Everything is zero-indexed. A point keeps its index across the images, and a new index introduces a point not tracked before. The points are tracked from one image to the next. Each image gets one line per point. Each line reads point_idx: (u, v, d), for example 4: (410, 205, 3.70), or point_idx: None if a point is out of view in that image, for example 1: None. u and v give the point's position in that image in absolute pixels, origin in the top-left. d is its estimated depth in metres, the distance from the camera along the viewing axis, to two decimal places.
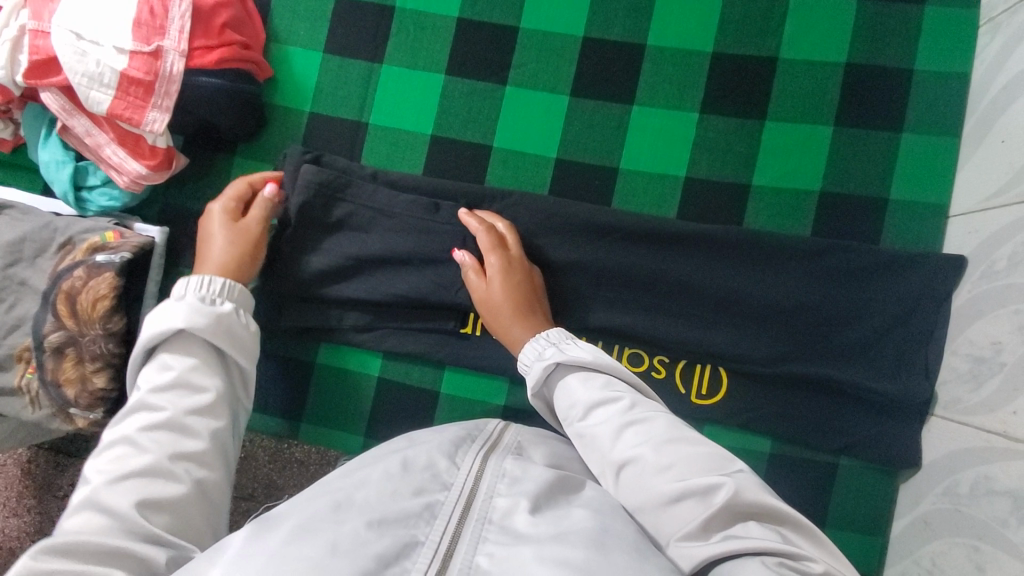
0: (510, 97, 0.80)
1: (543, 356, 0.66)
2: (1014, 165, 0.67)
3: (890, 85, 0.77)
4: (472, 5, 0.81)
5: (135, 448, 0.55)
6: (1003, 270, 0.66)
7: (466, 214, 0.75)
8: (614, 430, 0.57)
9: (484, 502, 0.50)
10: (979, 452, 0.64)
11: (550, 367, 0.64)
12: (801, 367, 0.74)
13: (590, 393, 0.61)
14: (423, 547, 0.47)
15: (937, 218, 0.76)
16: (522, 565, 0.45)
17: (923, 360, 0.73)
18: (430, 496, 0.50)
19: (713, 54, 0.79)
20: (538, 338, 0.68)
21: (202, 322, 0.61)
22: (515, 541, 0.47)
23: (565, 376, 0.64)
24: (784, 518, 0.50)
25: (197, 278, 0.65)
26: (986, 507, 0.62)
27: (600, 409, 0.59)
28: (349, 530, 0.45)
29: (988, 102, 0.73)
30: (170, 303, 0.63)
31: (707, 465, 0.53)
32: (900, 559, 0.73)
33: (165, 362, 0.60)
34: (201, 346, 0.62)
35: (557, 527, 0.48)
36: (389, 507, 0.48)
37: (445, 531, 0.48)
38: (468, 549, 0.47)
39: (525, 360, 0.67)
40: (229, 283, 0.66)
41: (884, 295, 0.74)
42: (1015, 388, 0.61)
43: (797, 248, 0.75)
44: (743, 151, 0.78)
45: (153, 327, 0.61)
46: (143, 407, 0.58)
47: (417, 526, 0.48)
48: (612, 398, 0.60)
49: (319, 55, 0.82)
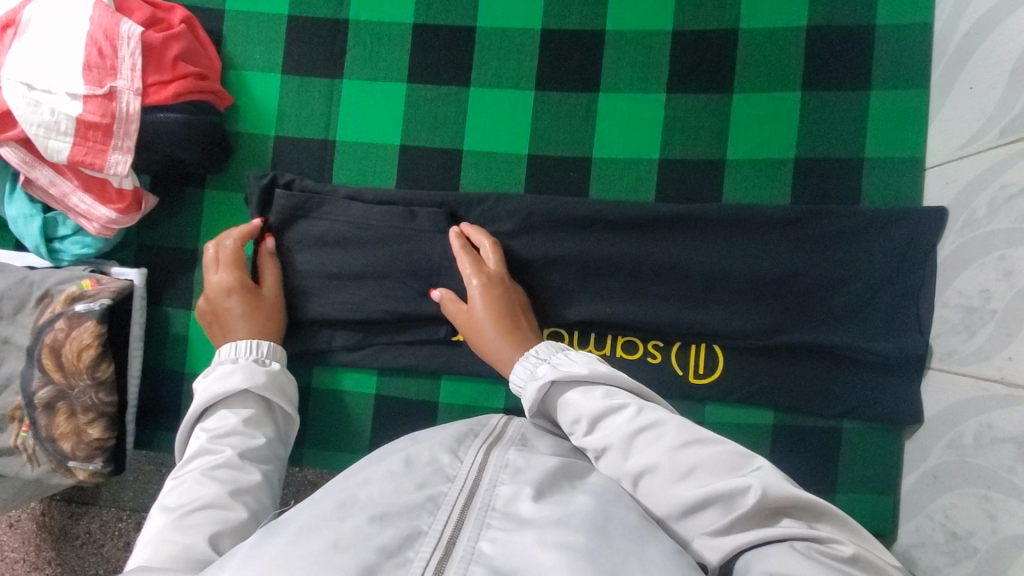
0: (475, 97, 0.79)
1: (536, 375, 0.63)
2: (985, 111, 0.66)
3: (853, 43, 0.76)
4: (427, 8, 0.80)
5: (198, 486, 0.55)
6: (984, 218, 0.66)
7: (456, 234, 0.75)
8: (626, 440, 0.55)
9: (487, 491, 0.50)
10: (980, 401, 0.64)
11: (546, 386, 0.61)
12: (793, 336, 0.74)
13: (592, 404, 0.58)
14: (427, 535, 0.46)
15: (914, 171, 0.76)
16: (524, 549, 0.45)
17: (915, 315, 0.73)
18: (434, 489, 0.50)
19: (673, 32, 0.78)
20: (527, 355, 0.66)
21: (262, 379, 0.65)
22: (518, 526, 0.47)
23: (564, 392, 0.61)
24: (820, 513, 0.48)
25: (247, 342, 0.68)
26: (991, 455, 0.62)
27: (604, 420, 0.57)
28: (354, 521, 0.45)
29: (953, 52, 0.72)
30: (226, 366, 0.65)
31: (726, 468, 0.51)
32: (914, 515, 0.73)
33: (222, 414, 0.62)
34: (255, 399, 0.64)
35: (560, 511, 0.48)
36: (392, 502, 0.47)
37: (448, 519, 0.47)
38: (471, 536, 0.46)
39: (519, 380, 0.65)
40: (274, 345, 0.70)
41: (869, 254, 0.74)
42: (1008, 334, 0.61)
43: (779, 216, 0.75)
44: (713, 126, 0.78)
45: (210, 383, 0.63)
46: (203, 452, 0.58)
47: (420, 516, 0.47)
48: (618, 406, 0.57)
49: (277, 77, 0.80)
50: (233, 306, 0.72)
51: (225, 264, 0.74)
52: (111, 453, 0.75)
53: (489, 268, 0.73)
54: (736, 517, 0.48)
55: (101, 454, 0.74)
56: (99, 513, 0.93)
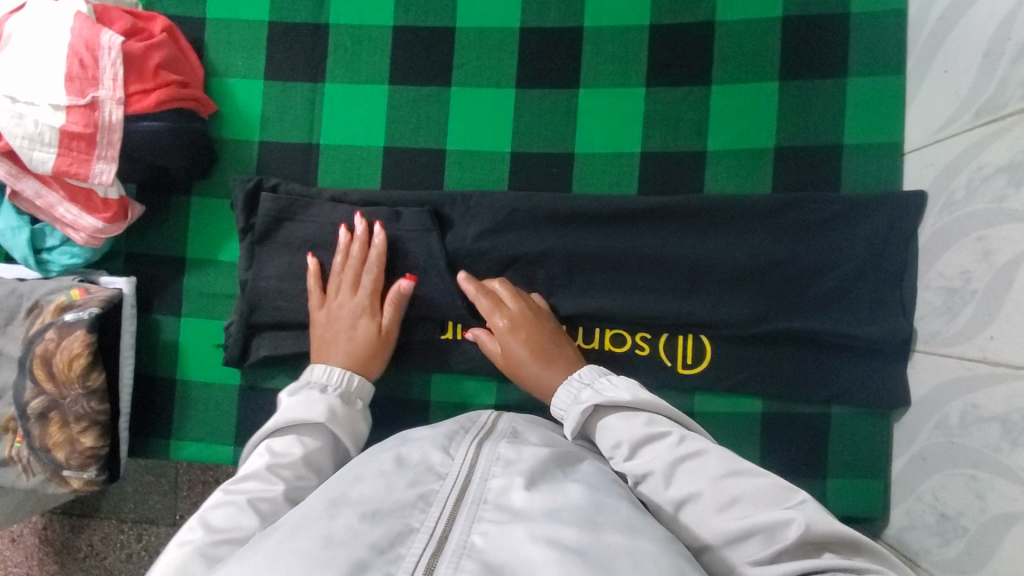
0: (456, 97, 0.80)
1: (580, 400, 0.64)
2: (960, 94, 0.67)
3: (828, 31, 0.77)
4: (405, 10, 0.80)
5: (241, 514, 0.53)
6: (962, 200, 0.66)
7: (465, 280, 0.75)
8: (667, 468, 0.54)
9: (479, 484, 0.50)
10: (964, 381, 0.65)
11: (588, 412, 0.62)
12: (779, 325, 0.75)
13: (633, 431, 0.58)
14: (418, 532, 0.46)
15: (893, 156, 0.76)
16: (516, 541, 0.45)
17: (899, 299, 0.73)
18: (425, 487, 0.50)
19: (650, 26, 0.79)
20: (571, 380, 0.67)
21: (340, 418, 0.65)
22: (509, 517, 0.47)
23: (604, 418, 0.61)
24: (858, 547, 0.47)
25: (341, 371, 0.71)
26: (977, 435, 0.62)
27: (647, 446, 0.56)
28: (346, 517, 0.46)
29: (928, 37, 0.73)
30: (315, 395, 0.66)
31: (770, 500, 0.50)
32: (904, 497, 0.74)
33: (293, 441, 0.62)
34: (327, 436, 0.64)
35: (552, 502, 0.48)
36: (383, 500, 0.48)
37: (440, 515, 0.47)
38: (463, 529, 0.46)
39: (562, 405, 0.66)
40: (360, 382, 0.71)
41: (852, 240, 0.74)
42: (988, 314, 0.61)
43: (761, 205, 0.75)
44: (694, 118, 0.78)
45: (294, 410, 0.63)
46: (258, 477, 0.57)
47: (412, 514, 0.47)
48: (658, 434, 0.57)
49: (260, 83, 0.81)
50: (359, 332, 0.74)
51: (346, 287, 0.75)
52: (106, 461, 0.75)
53: (509, 308, 0.73)
54: (779, 551, 0.46)
55: (96, 462, 0.75)
56: (100, 526, 0.93)
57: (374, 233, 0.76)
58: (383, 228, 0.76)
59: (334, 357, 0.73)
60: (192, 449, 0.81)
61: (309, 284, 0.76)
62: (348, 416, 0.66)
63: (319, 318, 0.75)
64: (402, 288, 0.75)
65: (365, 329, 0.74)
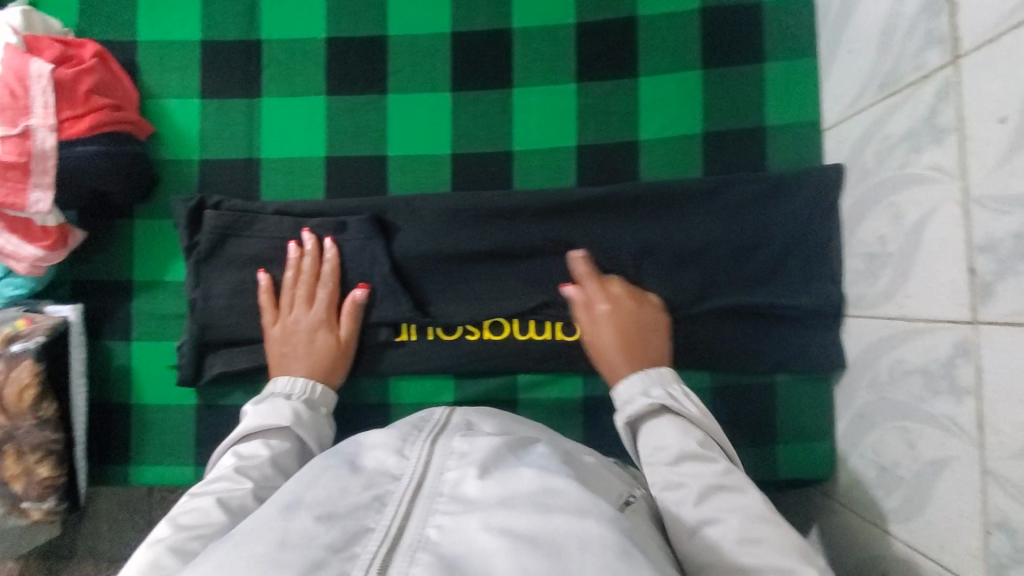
0: (393, 104, 0.82)
1: (649, 393, 0.67)
2: (864, 71, 0.71)
3: (743, 20, 0.81)
4: (337, 23, 0.82)
5: (210, 511, 0.58)
6: (873, 168, 0.70)
7: (576, 259, 0.77)
8: (703, 489, 0.57)
9: (434, 479, 0.51)
10: (889, 339, 0.68)
11: (652, 406, 0.66)
12: (720, 301, 0.78)
13: (684, 443, 0.61)
14: (374, 531, 0.47)
15: (813, 133, 0.80)
16: (470, 533, 0.46)
17: (829, 267, 0.77)
18: (381, 488, 0.51)
19: (576, 24, 0.82)
20: (645, 372, 0.69)
21: (305, 422, 0.69)
22: (464, 508, 0.48)
23: (662, 419, 0.65)
24: None
25: (303, 380, 0.73)
26: (904, 388, 0.66)
27: (685, 461, 0.60)
28: (302, 521, 0.47)
29: (833, 19, 0.77)
30: (278, 402, 0.70)
31: (789, 548, 0.51)
32: (849, 456, 0.77)
33: (259, 445, 0.66)
34: (292, 440, 0.68)
35: (504, 489, 0.49)
36: (339, 503, 0.49)
37: (394, 513, 0.48)
38: (419, 524, 0.47)
39: (628, 392, 0.69)
40: (325, 390, 0.74)
41: (781, 215, 0.78)
42: (904, 273, 0.65)
43: (693, 188, 0.78)
44: (624, 110, 0.81)
45: (259, 416, 0.67)
46: (226, 478, 0.61)
47: (367, 515, 0.48)
48: (708, 457, 0.60)
49: (196, 102, 0.82)
50: (318, 343, 0.76)
51: (301, 303, 0.77)
52: (64, 490, 0.76)
53: (624, 305, 0.75)
54: None
55: (54, 491, 0.75)
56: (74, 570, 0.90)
57: (325, 247, 0.78)
58: (333, 241, 0.78)
59: (296, 368, 0.75)
60: (153, 473, 0.80)
61: (263, 301, 0.77)
62: (311, 419, 0.71)
63: (274, 334, 0.76)
64: (357, 297, 0.78)
65: (324, 341, 0.76)
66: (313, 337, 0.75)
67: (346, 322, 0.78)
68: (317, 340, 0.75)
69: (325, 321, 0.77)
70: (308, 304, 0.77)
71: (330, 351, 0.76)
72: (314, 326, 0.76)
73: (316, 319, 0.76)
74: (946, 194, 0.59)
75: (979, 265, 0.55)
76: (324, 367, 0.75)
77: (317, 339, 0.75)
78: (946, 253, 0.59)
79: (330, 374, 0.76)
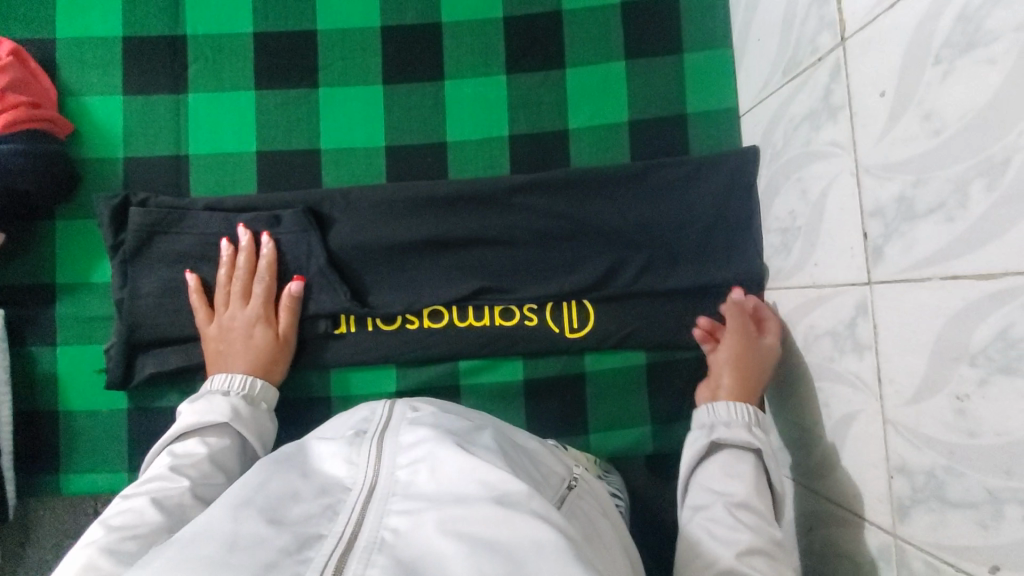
0: (325, 98, 0.82)
1: (748, 431, 0.67)
2: (770, 58, 0.76)
3: (662, 13, 0.85)
4: (265, 18, 0.82)
5: (145, 510, 0.55)
6: (783, 148, 0.75)
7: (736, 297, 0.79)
8: (749, 542, 0.58)
9: (386, 480, 0.44)
10: (802, 307, 0.73)
11: (743, 444, 0.66)
12: (651, 280, 0.81)
13: (751, 494, 0.62)
14: (327, 538, 0.39)
15: (730, 119, 0.85)
16: (426, 536, 0.38)
17: (749, 244, 0.81)
18: (333, 496, 0.43)
19: (504, 18, 0.84)
20: (736, 411, 0.70)
21: (244, 417, 0.68)
22: (417, 507, 0.41)
23: (742, 461, 0.66)
24: None
25: (242, 376, 0.71)
26: (818, 351, 0.70)
27: (744, 511, 0.61)
28: (249, 526, 0.38)
29: (743, 11, 0.82)
30: (215, 398, 0.68)
31: None
32: (776, 422, 0.82)
33: (196, 443, 0.64)
34: (231, 436, 0.66)
35: (459, 484, 0.42)
36: (288, 509, 0.41)
37: (349, 519, 0.40)
38: (372, 527, 0.39)
39: (725, 419, 0.69)
40: (264, 384, 0.73)
41: (705, 196, 0.81)
42: (812, 244, 0.70)
43: (622, 173, 0.82)
44: (553, 100, 0.84)
45: (195, 414, 0.66)
46: (163, 477, 0.59)
47: (320, 522, 0.40)
48: (766, 519, 0.61)
49: (119, 100, 0.80)
50: (256, 340, 0.74)
51: (237, 300, 0.76)
52: None
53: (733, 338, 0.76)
54: None
55: None
56: None
57: (262, 243, 0.77)
58: (270, 237, 0.77)
59: (233, 366, 0.73)
60: (84, 482, 0.78)
61: (195, 301, 0.76)
62: (251, 415, 0.69)
63: (211, 333, 0.75)
64: (294, 290, 0.77)
65: (263, 335, 0.75)
66: (250, 333, 0.74)
67: (284, 317, 0.76)
68: (254, 337, 0.74)
69: (263, 317, 0.76)
70: (245, 301, 0.76)
71: (269, 347, 0.75)
72: (251, 322, 0.75)
73: (253, 315, 0.75)
74: (842, 166, 0.63)
75: (871, 229, 0.59)
76: (263, 364, 0.74)
77: (255, 336, 0.74)
78: (844, 221, 0.63)
79: (271, 371, 0.74)
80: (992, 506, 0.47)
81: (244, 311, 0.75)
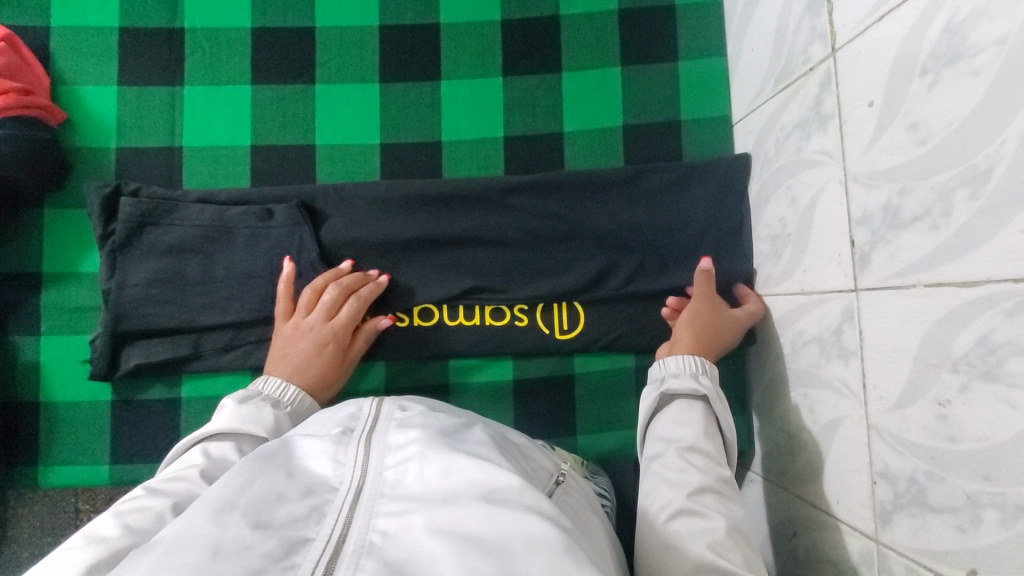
0: (321, 95, 0.82)
1: (696, 379, 0.67)
2: (763, 67, 0.77)
3: (658, 22, 0.86)
4: (263, 13, 0.82)
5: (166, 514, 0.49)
6: (774, 156, 0.76)
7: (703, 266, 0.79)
8: (700, 484, 0.57)
9: (374, 479, 0.42)
10: (790, 313, 0.74)
11: (693, 392, 0.66)
12: (643, 283, 0.81)
13: (700, 436, 0.62)
14: (314, 543, 0.37)
15: (723, 127, 0.86)
16: (415, 537, 0.37)
17: (739, 250, 0.82)
18: (320, 496, 0.41)
19: (502, 21, 0.85)
20: (687, 362, 0.70)
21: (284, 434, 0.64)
22: (405, 508, 0.39)
23: (690, 407, 0.65)
24: None
25: (291, 391, 0.69)
26: (805, 357, 0.71)
27: (695, 454, 0.60)
28: (233, 533, 0.36)
29: (738, 21, 0.83)
30: (262, 407, 0.64)
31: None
32: (763, 428, 0.82)
33: (229, 450, 0.59)
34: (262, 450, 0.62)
35: (449, 484, 0.40)
36: (273, 511, 0.38)
37: (337, 522, 0.38)
38: (360, 530, 0.38)
39: (674, 370, 0.69)
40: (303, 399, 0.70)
41: (697, 202, 0.82)
42: (801, 250, 0.71)
43: (616, 176, 0.82)
44: (549, 103, 0.85)
45: (238, 420, 0.61)
46: (191, 479, 0.54)
47: (306, 525, 0.38)
48: (715, 461, 0.60)
49: (114, 89, 0.80)
50: (321, 357, 0.73)
51: (321, 311, 0.75)
52: None
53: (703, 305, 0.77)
54: None
55: None
56: None
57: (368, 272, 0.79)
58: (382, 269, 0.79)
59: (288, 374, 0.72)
60: (64, 474, 0.76)
61: (280, 292, 0.77)
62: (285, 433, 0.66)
63: (284, 330, 0.74)
64: (380, 326, 0.78)
65: (328, 356, 0.74)
66: (321, 348, 0.73)
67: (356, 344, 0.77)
68: (321, 352, 0.73)
69: (339, 337, 0.75)
70: (327, 313, 0.75)
71: (329, 366, 0.74)
72: (330, 339, 0.74)
73: (333, 331, 0.74)
74: (831, 174, 0.64)
75: (858, 236, 0.60)
76: (316, 382, 0.73)
77: (323, 354, 0.73)
78: (833, 228, 0.64)
79: (316, 387, 0.73)
80: (972, 511, 0.48)
81: (324, 325, 0.74)
